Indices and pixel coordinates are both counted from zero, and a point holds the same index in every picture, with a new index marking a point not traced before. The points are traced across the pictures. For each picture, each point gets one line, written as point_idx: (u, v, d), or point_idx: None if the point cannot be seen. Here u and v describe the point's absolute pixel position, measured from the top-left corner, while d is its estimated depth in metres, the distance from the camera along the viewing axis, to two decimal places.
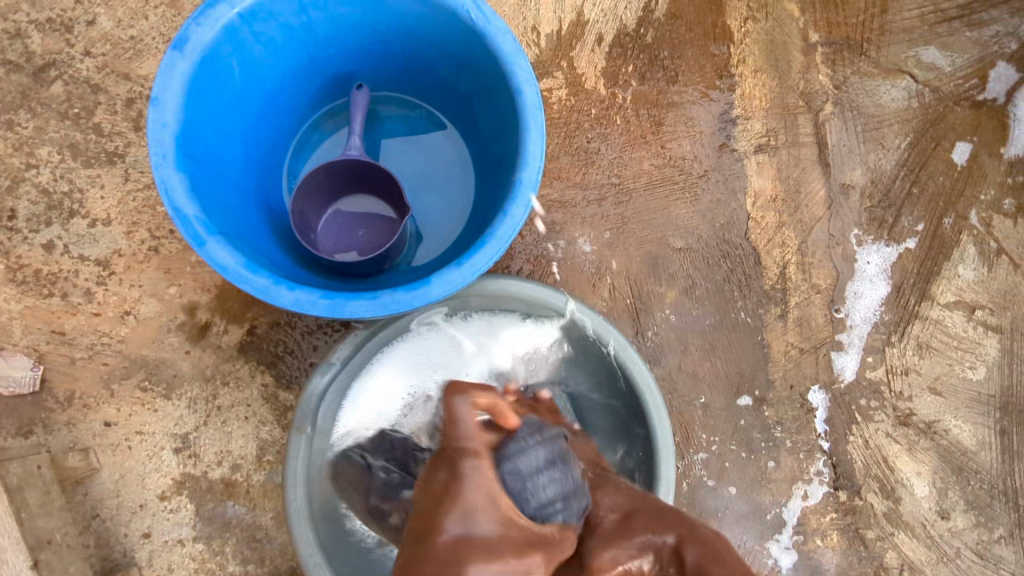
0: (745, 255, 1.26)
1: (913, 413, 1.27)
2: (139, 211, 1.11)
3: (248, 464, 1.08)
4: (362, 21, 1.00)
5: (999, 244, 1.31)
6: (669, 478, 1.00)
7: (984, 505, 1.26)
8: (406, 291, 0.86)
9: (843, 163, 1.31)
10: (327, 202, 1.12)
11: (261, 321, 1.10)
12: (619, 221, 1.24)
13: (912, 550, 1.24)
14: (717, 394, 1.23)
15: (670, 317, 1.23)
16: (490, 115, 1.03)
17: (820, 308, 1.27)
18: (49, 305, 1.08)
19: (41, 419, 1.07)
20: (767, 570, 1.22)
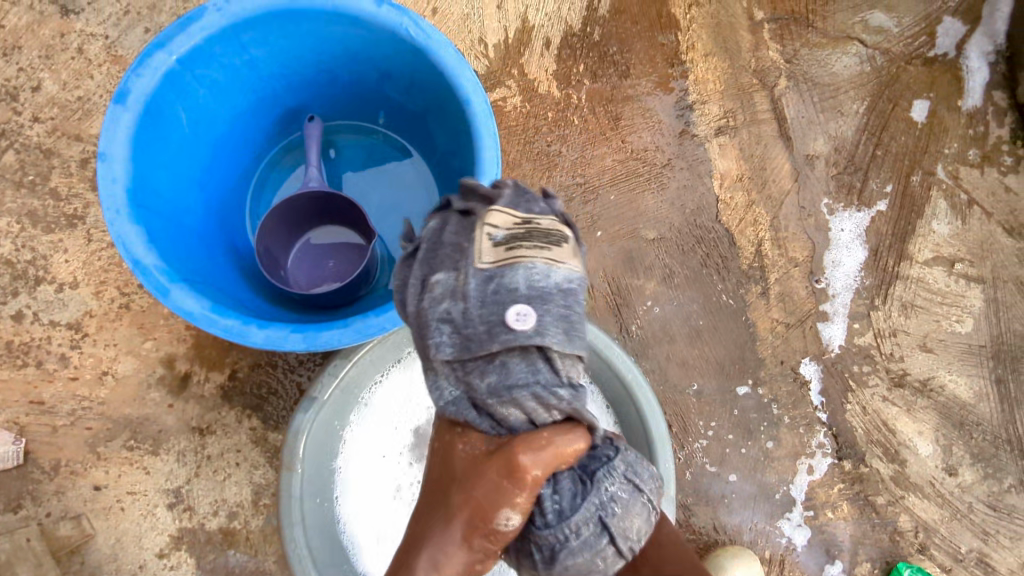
0: (719, 238, 1.26)
1: (906, 373, 1.27)
2: (106, 269, 1.09)
3: (245, 510, 1.07)
4: (304, 53, 1.00)
5: (969, 195, 1.32)
6: (669, 470, 1.00)
7: (990, 456, 1.26)
8: (378, 314, 0.85)
9: (805, 135, 1.31)
10: (293, 237, 1.11)
11: (241, 365, 1.09)
12: (589, 220, 1.24)
13: (925, 511, 1.23)
14: (709, 379, 1.22)
15: (652, 309, 1.23)
16: (444, 129, 1.03)
17: (800, 280, 1.27)
18: (25, 376, 1.07)
19: (29, 492, 1.05)
20: (783, 550, 1.21)
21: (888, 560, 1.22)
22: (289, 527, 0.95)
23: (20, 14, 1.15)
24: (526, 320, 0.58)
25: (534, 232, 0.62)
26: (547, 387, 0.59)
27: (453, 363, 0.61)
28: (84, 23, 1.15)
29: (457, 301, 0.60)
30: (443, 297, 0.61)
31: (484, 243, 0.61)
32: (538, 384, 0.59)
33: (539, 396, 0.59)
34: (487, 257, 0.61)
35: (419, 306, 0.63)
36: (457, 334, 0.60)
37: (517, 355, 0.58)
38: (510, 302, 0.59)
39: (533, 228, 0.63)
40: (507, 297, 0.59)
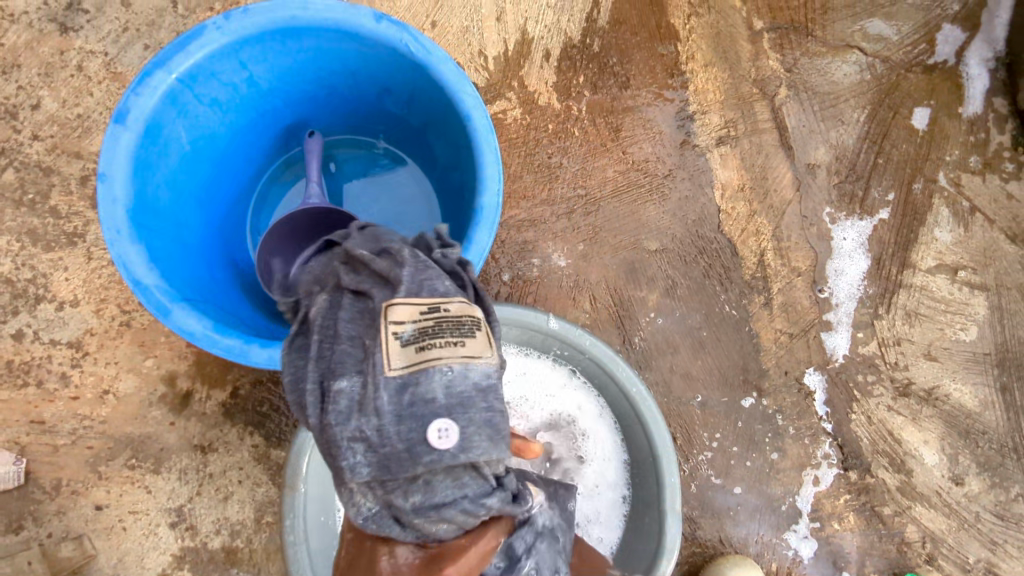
0: (722, 248, 1.25)
1: (911, 382, 1.26)
2: (106, 287, 1.09)
3: (248, 528, 1.06)
4: (304, 70, 1.00)
5: (971, 202, 1.32)
6: (675, 484, 0.99)
7: (996, 465, 1.25)
8: None
9: (806, 144, 1.31)
10: None
11: (243, 382, 1.09)
12: (591, 231, 1.23)
13: (931, 521, 1.22)
14: (713, 391, 1.22)
15: (655, 320, 1.22)
16: (445, 143, 1.03)
17: (803, 290, 1.26)
18: (25, 396, 1.06)
19: (30, 512, 1.04)
20: (789, 563, 1.20)
21: (896, 571, 1.21)
22: (292, 546, 0.94)
23: (19, 32, 1.15)
24: (449, 438, 0.52)
25: (443, 325, 0.57)
26: (473, 502, 0.54)
27: (371, 484, 0.53)
28: (83, 40, 1.15)
29: (366, 415, 0.53)
30: (350, 413, 0.54)
31: (392, 344, 0.55)
32: (465, 499, 0.53)
33: (466, 510, 0.54)
34: (397, 362, 0.54)
35: (323, 419, 0.55)
36: (373, 453, 0.53)
37: (437, 476, 0.52)
38: (427, 415, 0.53)
39: (440, 317, 0.57)
40: (424, 408, 0.53)
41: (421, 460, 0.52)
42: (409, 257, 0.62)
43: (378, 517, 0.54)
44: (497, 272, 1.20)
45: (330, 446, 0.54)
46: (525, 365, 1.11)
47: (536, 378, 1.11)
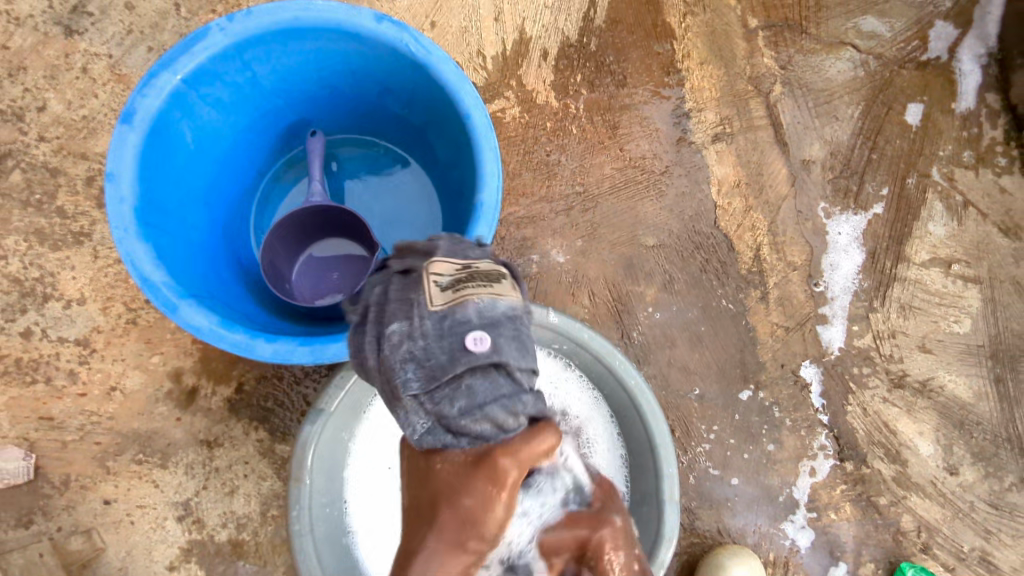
0: (718, 243, 1.27)
1: (906, 374, 1.28)
2: (113, 285, 1.11)
3: (254, 521, 1.08)
4: (306, 70, 1.02)
5: (964, 197, 1.34)
6: (673, 474, 1.01)
7: (990, 455, 1.27)
8: None
9: (800, 140, 1.33)
10: (297, 251, 1.12)
11: (248, 377, 1.10)
12: (589, 227, 1.25)
13: (927, 511, 1.24)
14: (710, 384, 1.24)
15: (653, 315, 1.24)
16: (445, 141, 1.04)
17: (799, 284, 1.28)
18: (34, 393, 1.08)
19: (39, 507, 1.06)
20: (787, 552, 1.22)
21: (892, 560, 1.23)
22: (298, 537, 0.95)
23: (25, 35, 1.17)
24: (483, 344, 0.55)
25: (475, 275, 0.61)
26: (512, 400, 0.56)
27: (420, 398, 0.56)
28: (87, 43, 1.17)
29: (411, 341, 0.57)
30: (401, 342, 0.57)
31: (433, 288, 0.59)
32: (502, 396, 0.56)
33: (505, 405, 0.56)
34: (437, 299, 0.58)
35: (380, 359, 0.59)
36: (421, 372, 0.56)
37: (479, 373, 0.55)
38: (465, 329, 0.56)
39: (473, 271, 0.62)
40: (462, 326, 0.56)
41: (463, 365, 0.55)
42: (444, 239, 0.68)
43: (431, 432, 0.58)
44: None
45: (389, 379, 0.59)
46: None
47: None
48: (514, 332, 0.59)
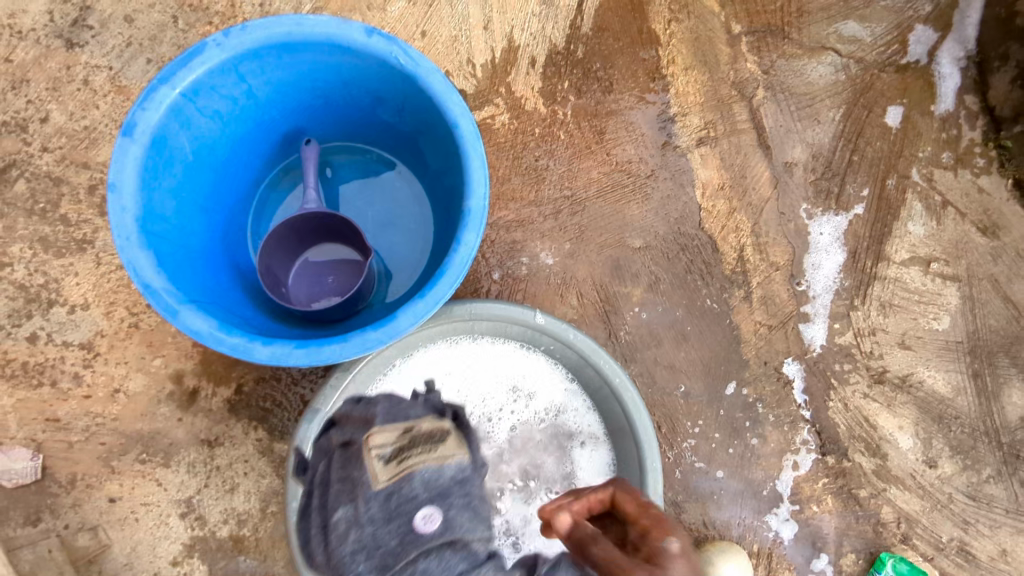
0: (702, 245, 1.31)
1: (886, 369, 1.32)
2: (115, 290, 1.15)
3: (254, 517, 1.12)
4: (299, 82, 1.05)
5: (943, 197, 1.37)
6: (656, 469, 1.05)
7: (968, 448, 1.31)
8: (375, 329, 0.91)
9: (783, 143, 1.36)
10: (293, 256, 1.16)
11: (247, 379, 1.14)
12: (577, 230, 1.29)
13: (906, 503, 1.28)
14: (696, 380, 1.27)
15: (640, 315, 1.28)
16: (435, 148, 1.08)
17: (782, 284, 1.32)
18: (40, 395, 1.12)
19: (47, 505, 1.10)
20: (770, 544, 1.26)
21: (872, 551, 1.27)
22: (297, 534, 0.99)
23: (28, 48, 1.20)
24: (433, 522, 0.75)
25: (417, 440, 0.86)
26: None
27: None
28: (88, 55, 1.21)
29: (359, 531, 0.77)
30: (344, 534, 0.78)
31: (377, 466, 0.81)
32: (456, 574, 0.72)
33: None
34: (382, 476, 0.79)
35: (332, 549, 0.80)
36: (373, 558, 0.75)
37: (432, 554, 0.73)
38: (416, 508, 0.76)
39: (415, 436, 0.87)
40: (411, 505, 0.76)
41: (414, 547, 0.73)
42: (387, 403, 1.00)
43: None
44: (487, 271, 1.26)
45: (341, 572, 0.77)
46: (504, 353, 1.17)
47: (513, 367, 1.17)
48: (463, 493, 0.80)
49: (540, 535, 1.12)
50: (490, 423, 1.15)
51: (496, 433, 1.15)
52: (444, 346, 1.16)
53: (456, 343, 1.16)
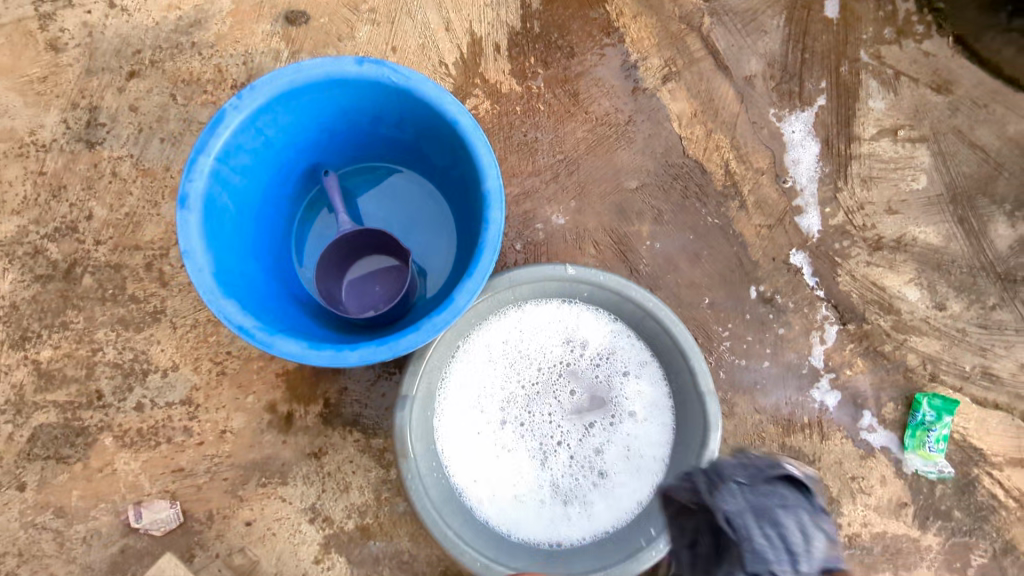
0: (691, 170, 1.43)
1: (881, 236, 1.45)
2: (197, 347, 1.29)
3: (372, 505, 1.27)
4: (307, 122, 1.18)
5: (895, 69, 1.49)
6: (705, 369, 1.20)
7: (970, 285, 1.45)
8: (440, 312, 1.06)
9: (739, 60, 1.48)
10: (340, 276, 1.30)
11: (331, 392, 1.29)
12: (578, 187, 1.41)
13: (927, 346, 1.43)
14: (717, 290, 1.41)
15: (653, 246, 1.41)
16: (440, 148, 1.22)
17: (770, 185, 1.44)
18: (161, 452, 1.27)
19: (196, 541, 1.26)
20: (819, 414, 1.40)
21: (909, 395, 1.41)
22: (421, 502, 1.14)
23: (56, 158, 1.33)
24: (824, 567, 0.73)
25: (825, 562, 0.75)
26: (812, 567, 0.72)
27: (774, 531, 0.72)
28: (109, 149, 1.33)
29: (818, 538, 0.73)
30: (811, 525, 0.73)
31: None
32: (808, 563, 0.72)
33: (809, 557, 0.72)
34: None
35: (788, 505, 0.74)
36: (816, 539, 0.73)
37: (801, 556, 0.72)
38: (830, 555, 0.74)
39: None
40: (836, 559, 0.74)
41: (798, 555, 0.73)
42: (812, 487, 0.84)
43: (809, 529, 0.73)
44: (510, 244, 1.39)
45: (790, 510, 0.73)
46: (552, 310, 1.31)
47: (560, 320, 1.32)
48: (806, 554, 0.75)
49: (620, 463, 1.28)
50: (555, 374, 1.31)
51: (563, 382, 1.30)
52: (496, 319, 1.30)
53: (506, 313, 1.30)
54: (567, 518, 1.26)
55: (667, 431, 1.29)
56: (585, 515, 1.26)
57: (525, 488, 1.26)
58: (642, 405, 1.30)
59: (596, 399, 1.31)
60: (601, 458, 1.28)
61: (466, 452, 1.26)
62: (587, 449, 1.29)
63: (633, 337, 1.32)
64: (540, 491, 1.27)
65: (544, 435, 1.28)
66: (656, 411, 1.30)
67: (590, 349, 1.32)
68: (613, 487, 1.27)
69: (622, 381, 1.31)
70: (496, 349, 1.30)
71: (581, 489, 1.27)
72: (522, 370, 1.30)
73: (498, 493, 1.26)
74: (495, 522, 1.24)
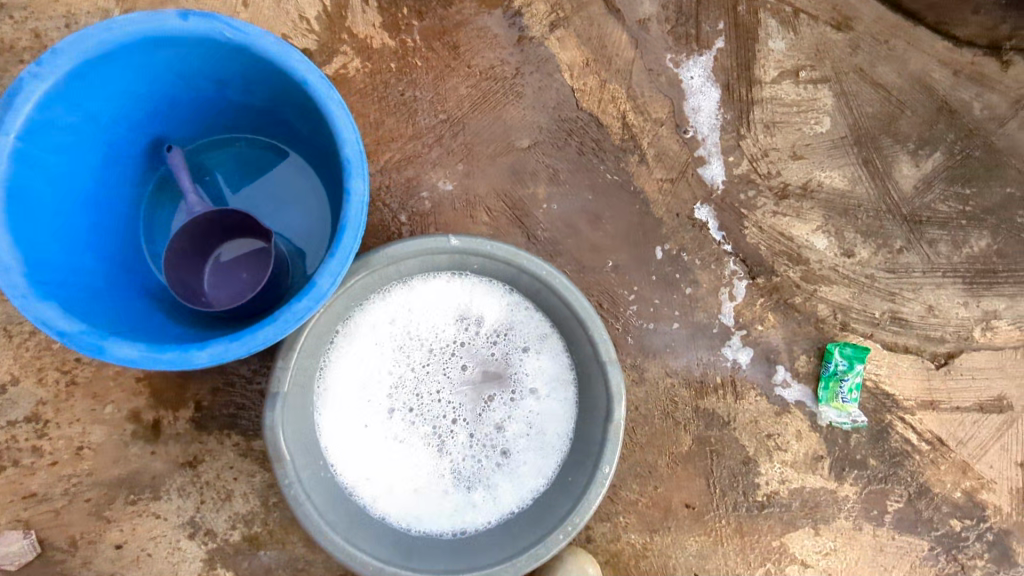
0: (586, 124, 1.34)
1: (787, 184, 1.40)
2: (39, 356, 1.14)
3: (259, 513, 1.16)
4: (136, 90, 1.02)
5: (793, 6, 1.42)
6: (605, 338, 1.12)
7: (876, 229, 1.42)
8: (300, 299, 0.94)
9: (631, 2, 1.37)
10: (201, 265, 1.15)
11: (203, 394, 1.17)
12: (465, 150, 1.30)
13: (837, 295, 1.39)
14: (621, 252, 1.33)
15: (551, 209, 1.32)
16: (297, 113, 1.08)
17: (671, 136, 1.36)
18: (8, 477, 1.12)
19: (59, 572, 1.13)
20: (733, 372, 1.35)
21: (821, 346, 1.38)
22: (302, 509, 1.04)
23: None
24: None
25: None
26: None
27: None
28: None
29: None
30: None
31: None
32: None
33: None
34: None
35: None
36: None
37: None
38: None
39: None
40: None
41: None
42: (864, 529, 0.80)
43: None
44: (393, 216, 1.27)
45: None
46: (440, 286, 1.21)
47: (452, 296, 1.21)
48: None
49: (524, 443, 1.20)
50: (450, 355, 1.21)
51: (458, 362, 1.21)
52: (380, 300, 1.20)
53: (389, 290, 1.20)
54: (471, 506, 1.17)
55: (572, 404, 1.21)
56: (489, 501, 1.17)
57: (422, 478, 1.18)
58: (546, 380, 1.22)
59: (494, 376, 1.22)
60: (503, 438, 1.20)
61: (355, 445, 1.17)
62: (488, 430, 1.20)
63: (530, 308, 1.22)
64: (440, 480, 1.18)
65: (440, 420, 1.19)
66: (560, 384, 1.22)
67: (485, 324, 1.22)
68: (517, 468, 1.19)
69: (523, 357, 1.22)
70: (381, 332, 1.20)
71: (483, 473, 1.19)
72: (413, 353, 1.20)
73: (393, 486, 1.17)
74: (392, 519, 1.15)
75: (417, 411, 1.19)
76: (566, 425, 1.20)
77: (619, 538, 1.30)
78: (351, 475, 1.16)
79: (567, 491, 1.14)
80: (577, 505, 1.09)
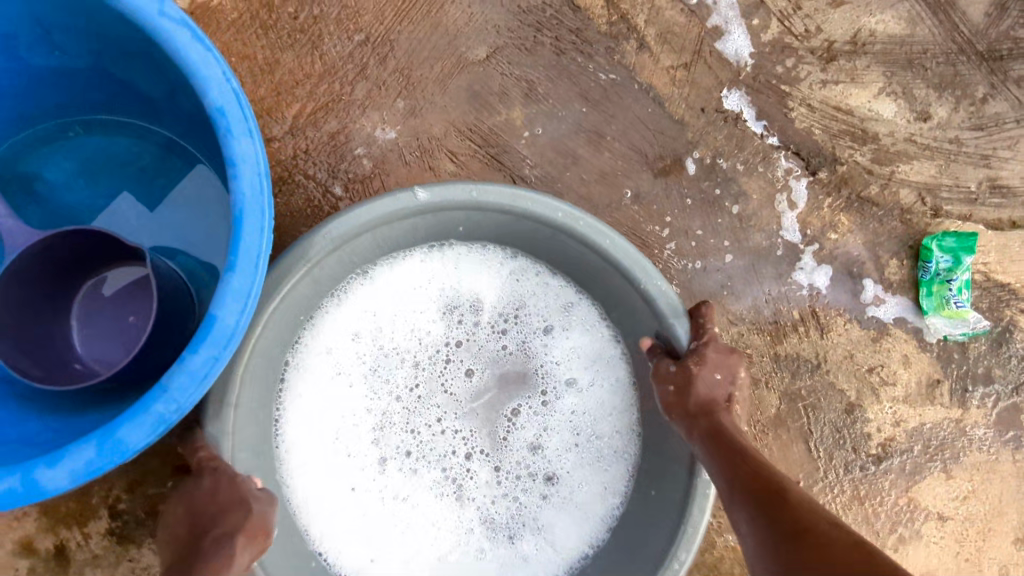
0: (558, 11, 0.97)
1: (832, 42, 1.05)
2: None
3: None
4: None
5: None
6: (665, 287, 0.78)
7: (953, 78, 1.08)
8: (195, 351, 0.59)
9: None
10: (62, 317, 0.78)
11: (117, 495, 0.85)
12: (401, 79, 0.93)
13: (920, 174, 1.07)
14: (639, 175, 0.99)
15: (535, 136, 0.97)
16: (136, 62, 0.71)
17: (673, 7, 1.00)
18: None
19: None
20: (811, 301, 1.04)
21: (914, 242, 1.06)
22: None
23: None
24: None
25: None
26: None
27: None
28: None
29: None
30: None
31: None
32: None
33: None
34: None
35: None
36: None
37: None
38: None
39: None
40: None
41: None
42: None
43: None
44: (324, 191, 0.91)
45: None
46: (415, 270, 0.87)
47: (433, 281, 0.88)
48: None
49: (573, 456, 0.88)
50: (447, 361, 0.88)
51: (462, 369, 0.89)
52: (336, 306, 0.84)
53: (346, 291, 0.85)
54: (519, 559, 0.86)
55: (625, 391, 0.89)
56: (543, 545, 0.86)
57: (447, 537, 0.86)
58: (583, 366, 0.89)
59: (514, 376, 0.89)
60: (544, 458, 0.88)
61: (345, 517, 0.84)
62: (521, 453, 0.88)
63: (543, 273, 0.89)
64: (472, 533, 0.86)
65: (455, 453, 0.87)
66: (603, 368, 0.90)
67: (485, 311, 0.89)
68: (571, 494, 0.88)
69: (545, 342, 0.90)
70: (348, 351, 0.85)
71: (528, 510, 0.87)
72: (397, 370, 0.87)
73: (411, 557, 0.85)
74: None
75: (420, 449, 0.87)
76: (623, 421, 0.89)
77: (714, 543, 1.00)
78: (349, 558, 0.83)
79: (650, 510, 0.82)
80: (680, 535, 0.75)
